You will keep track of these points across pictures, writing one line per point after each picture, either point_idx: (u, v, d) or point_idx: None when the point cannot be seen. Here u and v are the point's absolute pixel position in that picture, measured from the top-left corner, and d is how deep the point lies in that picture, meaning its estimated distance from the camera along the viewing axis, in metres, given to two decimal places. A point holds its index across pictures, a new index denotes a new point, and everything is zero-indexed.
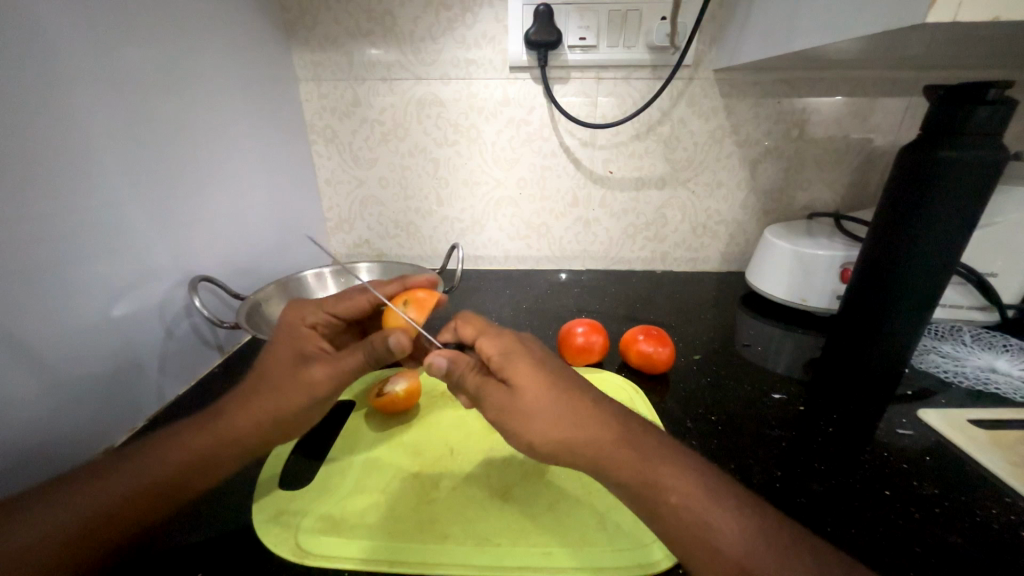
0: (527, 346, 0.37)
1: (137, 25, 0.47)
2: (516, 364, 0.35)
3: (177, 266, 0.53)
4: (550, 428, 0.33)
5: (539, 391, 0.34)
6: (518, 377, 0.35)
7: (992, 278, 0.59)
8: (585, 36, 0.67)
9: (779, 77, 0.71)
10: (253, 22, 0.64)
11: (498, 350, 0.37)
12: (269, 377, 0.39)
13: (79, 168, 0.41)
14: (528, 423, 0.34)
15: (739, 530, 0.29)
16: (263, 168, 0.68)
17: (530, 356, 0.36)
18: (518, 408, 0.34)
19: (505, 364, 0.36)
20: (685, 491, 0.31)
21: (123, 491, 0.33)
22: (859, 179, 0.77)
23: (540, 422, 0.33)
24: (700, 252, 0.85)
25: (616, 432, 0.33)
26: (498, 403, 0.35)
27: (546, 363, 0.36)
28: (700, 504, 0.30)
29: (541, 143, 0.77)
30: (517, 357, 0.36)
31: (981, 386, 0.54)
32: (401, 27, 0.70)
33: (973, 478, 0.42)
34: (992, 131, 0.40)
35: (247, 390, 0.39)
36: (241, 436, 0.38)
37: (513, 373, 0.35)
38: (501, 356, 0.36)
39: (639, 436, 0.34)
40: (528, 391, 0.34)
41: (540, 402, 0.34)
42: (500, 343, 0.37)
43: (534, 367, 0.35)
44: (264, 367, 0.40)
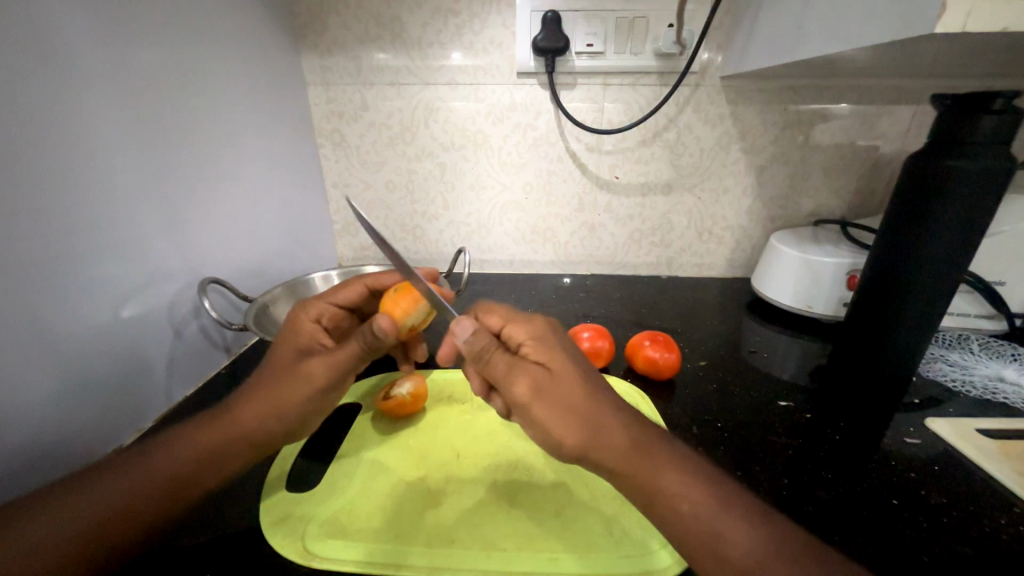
0: (556, 336, 0.36)
1: (148, 28, 0.48)
2: (549, 350, 0.35)
3: (186, 268, 0.54)
4: (579, 415, 0.32)
5: (571, 376, 0.33)
6: (556, 365, 0.34)
7: (1000, 287, 0.59)
8: (592, 42, 0.68)
9: (785, 84, 0.71)
10: (263, 27, 0.65)
11: (531, 334, 0.36)
12: (277, 365, 0.41)
13: (88, 167, 0.42)
14: (564, 408, 0.32)
15: (748, 540, 0.29)
16: (272, 171, 0.69)
17: (561, 343, 0.36)
18: (555, 391, 0.32)
19: (538, 349, 0.35)
20: (696, 499, 0.31)
21: (126, 498, 0.33)
22: (865, 186, 0.77)
23: (574, 409, 0.32)
24: (705, 258, 0.85)
25: (630, 440, 0.32)
26: (534, 382, 0.33)
27: (575, 351, 0.36)
28: (710, 513, 0.30)
29: (548, 148, 0.77)
30: (549, 346, 0.35)
31: (989, 395, 0.53)
32: (409, 33, 0.71)
33: (982, 489, 0.41)
34: (998, 140, 0.40)
35: (258, 380, 0.40)
36: (253, 433, 0.39)
37: (549, 357, 0.34)
38: (536, 342, 0.35)
39: (653, 441, 0.33)
40: (565, 374, 0.33)
41: (573, 387, 0.33)
42: (531, 328, 0.36)
43: (565, 355, 0.35)
44: (273, 357, 0.42)
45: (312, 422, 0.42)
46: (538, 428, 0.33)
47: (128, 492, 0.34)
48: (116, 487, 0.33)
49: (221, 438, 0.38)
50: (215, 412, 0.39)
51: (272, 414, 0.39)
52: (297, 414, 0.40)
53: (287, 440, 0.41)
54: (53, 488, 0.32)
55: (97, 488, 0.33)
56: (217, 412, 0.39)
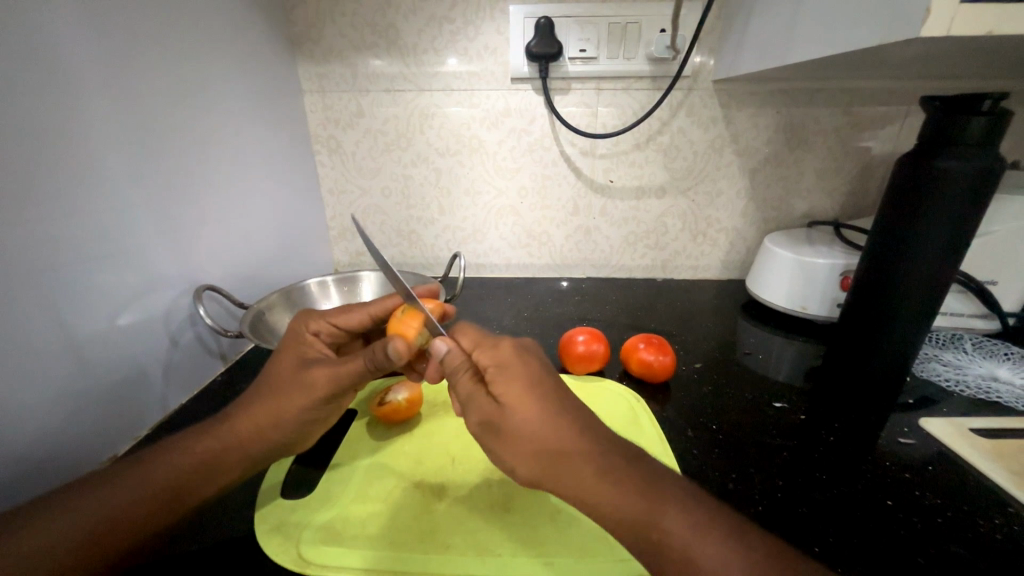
0: (524, 360, 0.35)
1: (142, 38, 0.48)
2: (507, 379, 0.33)
3: (182, 276, 0.54)
4: (526, 450, 0.31)
5: (524, 409, 0.32)
6: (507, 395, 0.33)
7: (992, 286, 0.60)
8: (585, 48, 0.69)
9: (777, 88, 0.72)
10: (259, 36, 0.66)
11: (494, 362, 0.35)
12: (272, 377, 0.41)
13: (82, 176, 0.42)
14: (512, 442, 0.32)
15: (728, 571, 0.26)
16: (268, 178, 0.69)
17: (526, 370, 0.34)
18: (503, 425, 0.32)
19: (496, 378, 0.34)
20: (670, 528, 0.28)
21: (123, 506, 0.33)
22: (857, 188, 0.77)
23: (521, 442, 0.32)
24: (701, 260, 0.85)
25: (598, 464, 0.30)
26: (484, 415, 0.33)
27: (538, 378, 0.34)
28: (686, 543, 0.27)
29: (543, 153, 0.77)
30: (509, 374, 0.33)
31: (983, 395, 0.53)
32: (404, 40, 0.72)
33: (975, 488, 0.41)
34: (986, 142, 0.41)
35: (253, 390, 0.41)
36: (246, 443, 0.39)
37: (504, 387, 0.33)
38: (496, 369, 0.34)
39: (624, 465, 0.30)
40: (517, 407, 0.32)
41: (523, 420, 0.32)
42: (496, 354, 0.35)
43: (522, 384, 0.33)
44: (270, 369, 0.42)
45: (306, 435, 0.42)
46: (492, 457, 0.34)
47: (122, 499, 0.34)
48: (111, 494, 0.34)
49: (216, 446, 0.38)
50: (211, 420, 0.39)
51: (260, 427, 0.39)
52: (288, 427, 0.40)
53: (285, 451, 0.42)
54: (48, 496, 0.33)
55: (91, 496, 0.33)
56: (215, 421, 0.39)
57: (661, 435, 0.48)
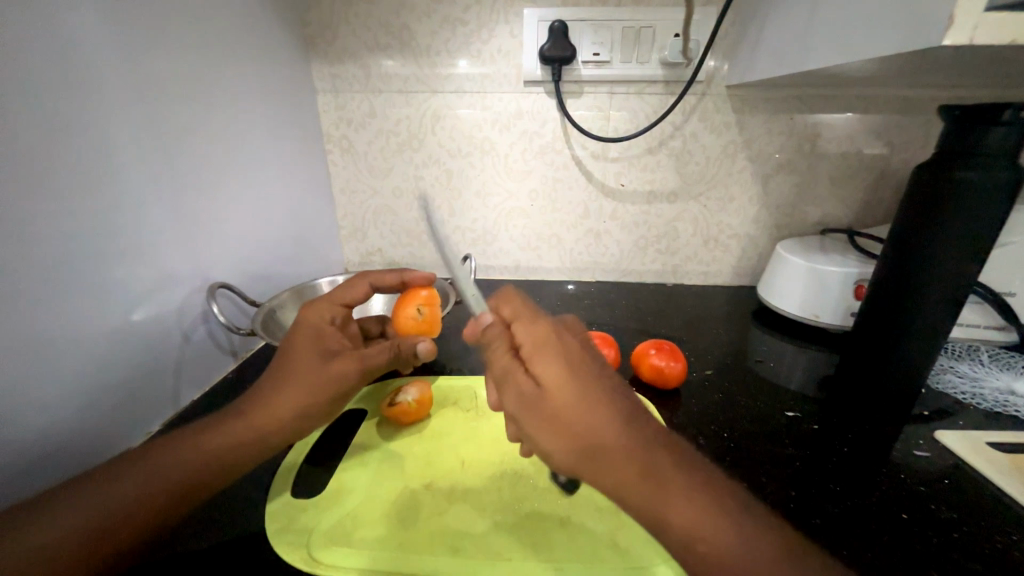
0: (565, 340, 0.33)
1: (161, 36, 0.49)
2: (548, 359, 0.31)
3: (195, 272, 0.54)
4: (567, 439, 0.30)
5: (565, 395, 0.30)
6: (550, 375, 0.31)
7: (1011, 297, 0.59)
8: (599, 52, 0.69)
9: (791, 93, 0.71)
10: (274, 36, 0.66)
11: (535, 339, 0.33)
12: (299, 361, 0.42)
13: (96, 171, 0.42)
14: (551, 427, 0.30)
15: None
16: (281, 176, 0.70)
17: (567, 351, 0.32)
18: (541, 410, 0.30)
19: (537, 358, 0.32)
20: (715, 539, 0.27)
21: (137, 499, 0.34)
22: (872, 195, 0.76)
23: (560, 435, 0.30)
24: (711, 266, 0.84)
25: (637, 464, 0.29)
26: (520, 397, 0.31)
27: (581, 360, 0.32)
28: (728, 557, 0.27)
29: (554, 155, 0.77)
30: (550, 353, 0.32)
31: (1000, 408, 0.53)
32: (418, 42, 0.72)
33: (993, 504, 0.41)
34: (1005, 152, 0.40)
35: (279, 374, 0.41)
36: (267, 431, 0.39)
37: (545, 368, 0.31)
38: (535, 346, 0.32)
39: (670, 468, 0.29)
40: (556, 391, 0.30)
41: (564, 410, 0.30)
42: (536, 331, 0.33)
43: (565, 366, 0.31)
44: (292, 355, 0.42)
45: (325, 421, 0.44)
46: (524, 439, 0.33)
47: (129, 494, 0.34)
48: (118, 489, 0.33)
49: (232, 439, 0.38)
50: (219, 415, 0.39)
51: (286, 412, 0.40)
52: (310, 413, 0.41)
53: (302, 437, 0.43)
54: (60, 488, 0.33)
55: (101, 489, 0.33)
56: (235, 411, 0.40)
57: None
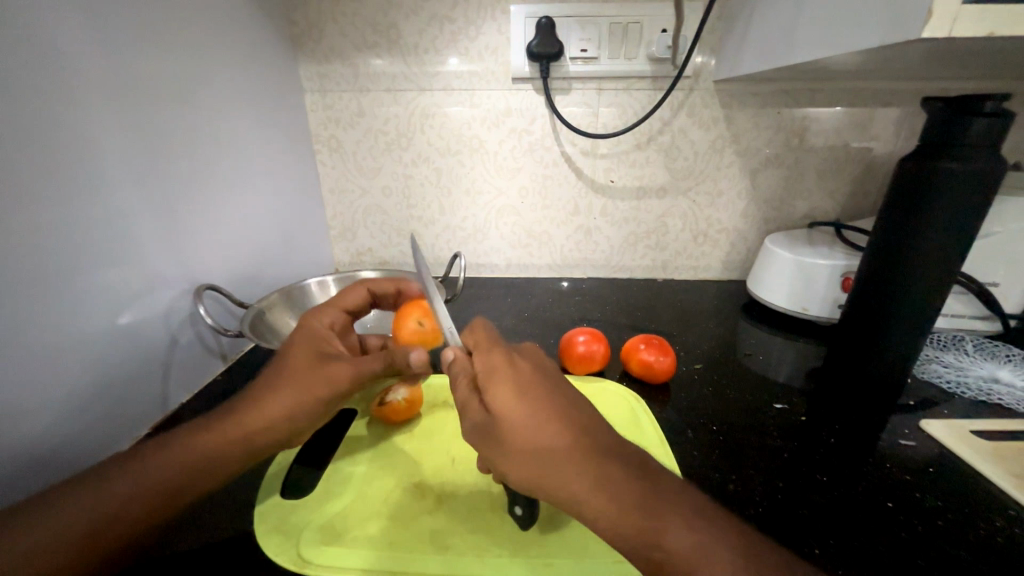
0: (517, 366, 0.34)
1: (145, 36, 0.48)
2: (497, 387, 0.33)
3: (182, 274, 0.54)
4: (524, 461, 0.31)
5: (516, 420, 0.32)
6: (497, 404, 0.32)
7: (993, 288, 0.59)
8: (586, 48, 0.69)
9: (778, 88, 0.71)
10: (260, 35, 0.66)
11: (485, 369, 0.35)
12: (291, 365, 0.42)
13: (80, 173, 0.42)
14: (503, 454, 0.31)
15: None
16: (269, 176, 0.69)
17: (516, 377, 0.34)
18: (494, 438, 0.32)
19: (488, 386, 0.34)
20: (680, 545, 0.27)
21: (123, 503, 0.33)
22: (859, 188, 0.77)
23: (515, 457, 0.31)
24: (701, 260, 0.85)
25: (590, 483, 0.29)
26: (475, 426, 0.33)
27: (531, 384, 0.33)
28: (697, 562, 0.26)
29: (543, 152, 0.77)
30: (499, 381, 0.33)
31: (984, 396, 0.53)
32: (405, 40, 0.72)
33: (977, 491, 0.41)
34: (987, 144, 0.41)
35: (272, 376, 0.41)
36: (256, 433, 0.39)
37: (493, 397, 0.33)
38: (486, 374, 0.34)
39: (626, 483, 0.29)
40: (504, 420, 0.32)
41: (517, 432, 0.31)
42: (487, 361, 0.35)
43: (513, 393, 0.32)
44: (284, 359, 0.43)
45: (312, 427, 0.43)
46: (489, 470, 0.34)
47: (121, 495, 0.33)
48: (110, 490, 0.33)
49: (220, 442, 0.37)
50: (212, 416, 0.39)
51: (275, 416, 0.40)
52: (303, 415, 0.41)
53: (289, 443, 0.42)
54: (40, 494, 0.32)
55: (86, 494, 0.33)
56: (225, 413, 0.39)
57: (662, 437, 0.47)
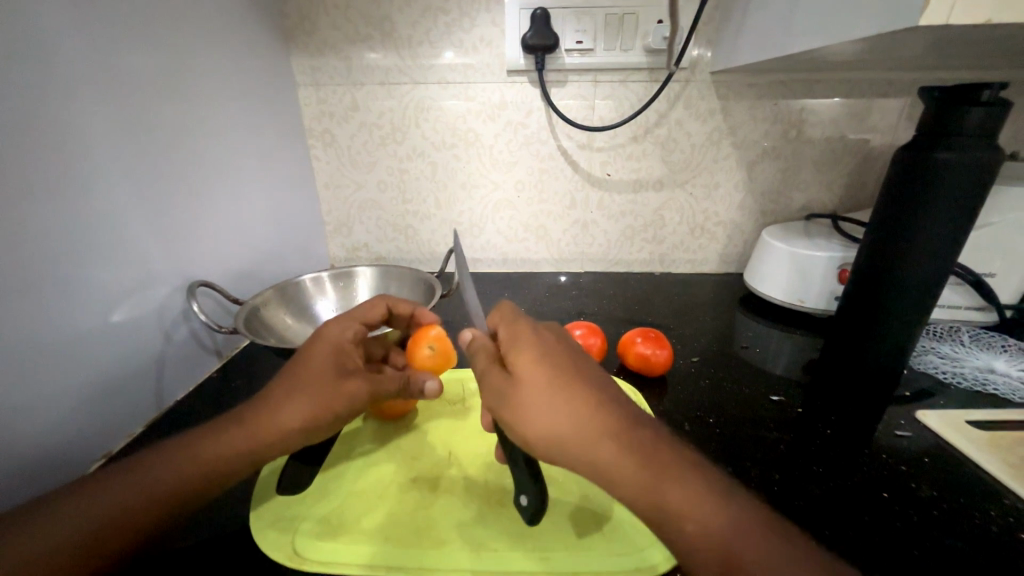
0: (540, 336, 0.36)
1: (134, 31, 0.47)
2: (522, 353, 0.34)
3: (175, 271, 0.53)
4: (550, 426, 0.31)
5: (542, 384, 0.32)
6: (522, 367, 0.33)
7: (990, 278, 0.60)
8: (582, 40, 0.68)
9: (775, 79, 0.71)
10: (251, 28, 0.65)
11: (511, 338, 0.36)
12: (308, 377, 0.39)
13: (69, 171, 0.41)
14: (527, 415, 0.31)
15: (775, 571, 0.26)
16: (262, 172, 0.68)
17: (541, 345, 0.35)
18: (520, 399, 0.32)
19: (513, 352, 0.35)
20: (707, 521, 0.28)
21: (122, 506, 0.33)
22: (855, 180, 0.77)
23: (542, 418, 0.31)
24: (698, 254, 0.85)
25: (615, 445, 0.30)
26: (499, 390, 0.33)
27: (555, 352, 0.35)
28: (724, 541, 0.27)
29: (540, 146, 0.77)
30: (524, 347, 0.35)
31: (980, 386, 0.53)
32: (399, 32, 0.71)
33: (973, 481, 0.41)
34: (984, 133, 0.40)
35: (287, 388, 0.39)
36: (264, 450, 0.37)
37: (518, 362, 0.34)
38: (511, 342, 0.35)
39: (651, 447, 0.31)
40: (530, 381, 0.33)
41: (541, 395, 0.32)
42: (512, 330, 0.37)
43: (539, 358, 0.34)
44: (300, 369, 0.39)
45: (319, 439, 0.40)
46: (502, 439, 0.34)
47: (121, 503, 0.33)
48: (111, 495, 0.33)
49: (222, 453, 0.36)
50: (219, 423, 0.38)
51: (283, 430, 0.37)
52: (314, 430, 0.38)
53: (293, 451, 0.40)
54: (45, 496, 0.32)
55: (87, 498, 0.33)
56: (234, 422, 0.37)
57: None
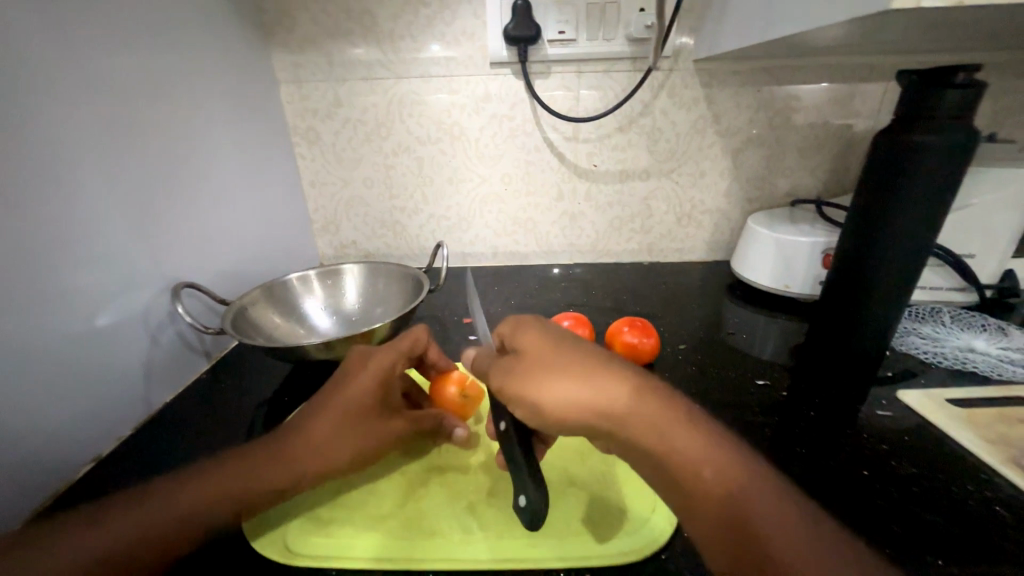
0: (541, 322, 0.39)
1: (106, 31, 0.46)
2: (529, 337, 0.38)
3: (159, 273, 0.53)
4: (566, 393, 0.33)
5: (553, 359, 0.35)
6: (530, 347, 0.37)
7: (970, 259, 0.60)
8: (564, 30, 0.68)
9: (758, 66, 0.71)
10: (229, 24, 0.64)
11: (513, 325, 0.40)
12: (357, 409, 0.41)
13: (45, 175, 0.41)
14: (543, 388, 0.34)
15: (783, 507, 0.30)
16: (246, 171, 0.68)
17: (545, 328, 0.39)
18: (534, 373, 0.35)
19: (520, 337, 0.38)
20: (720, 466, 0.31)
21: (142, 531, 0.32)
22: (839, 165, 0.77)
23: (558, 390, 0.33)
24: (686, 242, 0.85)
25: (637, 404, 0.33)
26: (510, 371, 0.36)
27: (559, 332, 0.38)
28: (736, 485, 0.30)
29: (525, 138, 0.77)
30: (528, 332, 0.38)
31: (960, 365, 0.54)
32: (380, 26, 0.70)
33: (950, 457, 0.43)
34: (960, 115, 0.41)
35: (332, 417, 0.40)
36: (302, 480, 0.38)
37: (526, 344, 0.37)
38: (515, 329, 0.39)
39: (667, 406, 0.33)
40: (541, 359, 0.35)
41: (555, 369, 0.34)
42: (513, 320, 0.40)
43: (544, 338, 0.37)
44: (349, 398, 0.41)
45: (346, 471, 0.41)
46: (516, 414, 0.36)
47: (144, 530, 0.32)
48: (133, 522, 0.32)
49: (265, 482, 0.36)
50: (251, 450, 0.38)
51: (325, 462, 0.39)
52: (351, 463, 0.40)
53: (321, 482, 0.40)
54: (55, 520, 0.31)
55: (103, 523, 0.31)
56: (272, 449, 0.38)
57: None
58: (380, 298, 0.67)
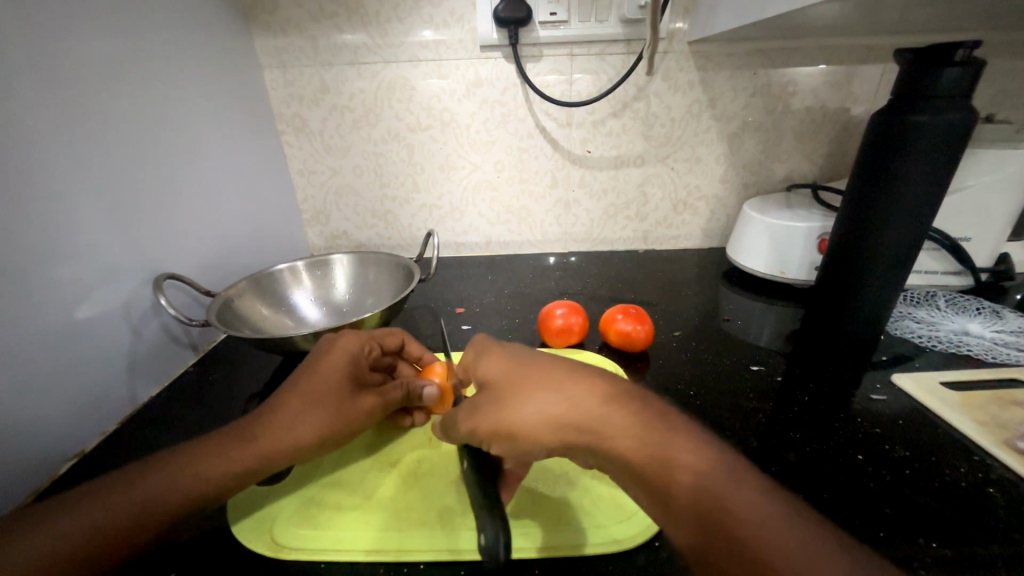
0: (504, 345, 0.38)
1: (77, 11, 0.44)
2: (492, 365, 0.36)
3: (141, 265, 0.51)
4: (536, 416, 0.32)
5: (518, 386, 0.34)
6: (496, 376, 0.35)
7: (966, 243, 0.60)
8: (556, 11, 0.66)
9: (755, 48, 0.70)
10: (207, 6, 0.61)
11: (476, 353, 0.39)
12: (330, 386, 0.41)
13: (14, 162, 0.39)
14: (513, 422, 0.32)
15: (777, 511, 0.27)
16: (230, 159, 0.66)
17: (507, 352, 0.37)
18: (502, 405, 0.33)
19: (484, 365, 0.37)
20: (704, 477, 0.28)
21: (106, 516, 0.31)
22: (836, 150, 0.77)
23: (528, 423, 0.32)
24: (681, 230, 0.84)
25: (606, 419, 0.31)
26: (479, 405, 0.35)
27: (524, 354, 0.36)
28: (720, 488, 0.28)
29: (517, 124, 0.75)
30: (490, 359, 0.37)
31: (955, 348, 0.54)
32: (365, 7, 0.68)
33: (944, 439, 0.42)
34: (958, 93, 0.40)
35: (303, 392, 0.40)
36: (272, 456, 0.37)
37: (491, 373, 0.36)
38: (476, 357, 0.38)
39: (639, 418, 0.31)
40: (506, 388, 0.34)
41: (520, 398, 0.33)
42: (476, 347, 0.39)
43: (507, 364, 0.36)
44: (321, 377, 0.41)
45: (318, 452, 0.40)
46: (491, 448, 0.34)
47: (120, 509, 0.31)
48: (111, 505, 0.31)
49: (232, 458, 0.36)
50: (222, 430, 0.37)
51: (294, 437, 0.38)
52: (323, 441, 0.39)
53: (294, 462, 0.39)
54: (18, 516, 0.31)
55: (65, 511, 0.31)
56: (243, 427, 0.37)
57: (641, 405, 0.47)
58: (371, 288, 0.66)
